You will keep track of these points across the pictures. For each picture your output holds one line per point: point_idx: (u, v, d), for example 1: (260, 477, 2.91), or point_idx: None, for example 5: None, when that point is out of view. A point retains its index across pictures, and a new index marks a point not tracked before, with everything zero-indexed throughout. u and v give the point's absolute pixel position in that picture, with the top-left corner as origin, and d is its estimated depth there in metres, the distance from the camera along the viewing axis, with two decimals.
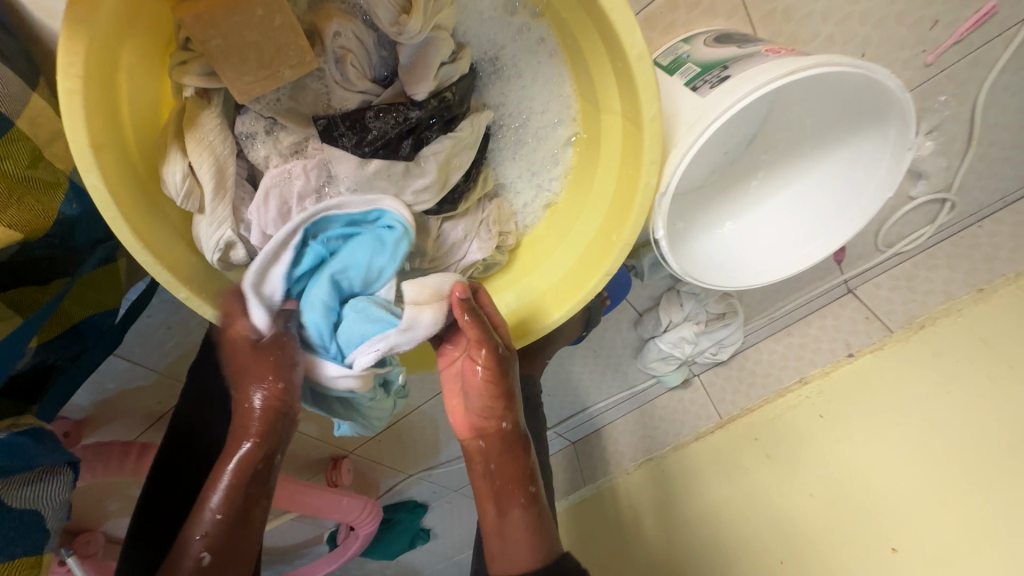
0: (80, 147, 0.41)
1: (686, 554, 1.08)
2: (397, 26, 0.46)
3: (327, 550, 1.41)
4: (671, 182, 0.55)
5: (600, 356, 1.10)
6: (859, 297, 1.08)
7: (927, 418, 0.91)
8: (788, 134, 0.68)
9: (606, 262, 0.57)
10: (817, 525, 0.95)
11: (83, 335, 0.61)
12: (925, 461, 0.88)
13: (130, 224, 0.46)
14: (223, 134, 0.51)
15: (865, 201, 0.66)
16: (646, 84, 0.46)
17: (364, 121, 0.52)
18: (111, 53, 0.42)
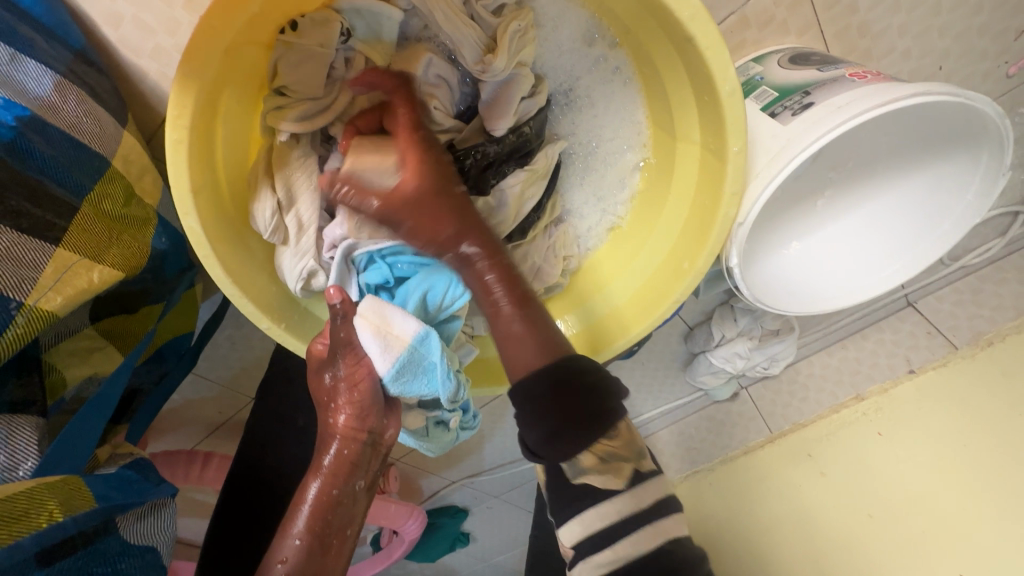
0: (182, 191, 0.43)
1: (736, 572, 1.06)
2: (481, 65, 0.47)
3: (371, 552, 1.44)
4: (750, 213, 0.54)
5: (648, 367, 1.09)
6: (920, 310, 1.04)
7: (1002, 440, 0.87)
8: (861, 154, 0.64)
9: (677, 290, 0.56)
10: (880, 551, 0.91)
11: (164, 358, 0.64)
12: (1001, 487, 0.84)
13: (221, 263, 0.48)
14: (309, 171, 0.52)
15: (950, 225, 0.66)
16: (734, 118, 0.45)
17: (444, 160, 0.51)
18: (214, 102, 0.42)
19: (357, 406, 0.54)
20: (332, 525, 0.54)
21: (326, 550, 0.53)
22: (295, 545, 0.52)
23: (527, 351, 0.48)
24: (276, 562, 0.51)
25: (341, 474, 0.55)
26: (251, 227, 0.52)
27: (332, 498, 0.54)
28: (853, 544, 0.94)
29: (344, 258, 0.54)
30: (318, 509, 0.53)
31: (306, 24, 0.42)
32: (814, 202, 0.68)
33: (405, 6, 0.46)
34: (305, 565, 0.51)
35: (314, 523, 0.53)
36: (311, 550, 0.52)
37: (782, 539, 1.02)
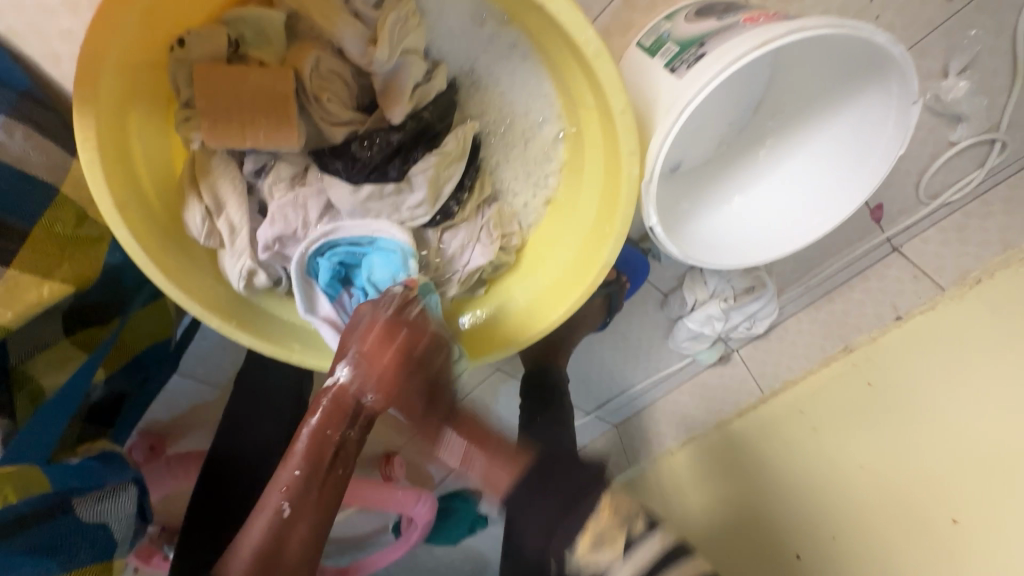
0: (108, 208, 0.47)
1: (742, 534, 1.03)
2: (366, 58, 0.50)
3: (393, 538, 1.49)
4: (655, 169, 0.55)
5: (631, 339, 1.09)
6: (906, 255, 0.99)
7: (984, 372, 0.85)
8: (790, 97, 0.66)
9: (603, 254, 0.57)
10: (885, 503, 0.87)
11: (145, 364, 0.70)
12: (986, 411, 0.82)
13: (160, 267, 0.52)
14: (233, 176, 0.56)
15: (878, 160, 0.63)
16: (608, 77, 0.46)
17: (352, 152, 0.55)
18: (119, 121, 0.46)
19: (370, 368, 0.53)
20: (324, 458, 0.53)
21: (320, 485, 0.53)
22: (294, 475, 0.52)
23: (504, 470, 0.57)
24: (279, 491, 0.53)
25: (337, 417, 0.54)
26: (188, 233, 0.56)
27: (325, 437, 0.53)
28: (855, 502, 0.91)
29: (299, 265, 0.59)
30: (315, 445, 0.53)
31: (193, 39, 0.46)
32: (755, 153, 0.70)
33: (287, 10, 0.50)
34: (302, 496, 0.53)
35: (310, 456, 0.53)
36: (309, 479, 0.53)
37: (783, 504, 1.00)
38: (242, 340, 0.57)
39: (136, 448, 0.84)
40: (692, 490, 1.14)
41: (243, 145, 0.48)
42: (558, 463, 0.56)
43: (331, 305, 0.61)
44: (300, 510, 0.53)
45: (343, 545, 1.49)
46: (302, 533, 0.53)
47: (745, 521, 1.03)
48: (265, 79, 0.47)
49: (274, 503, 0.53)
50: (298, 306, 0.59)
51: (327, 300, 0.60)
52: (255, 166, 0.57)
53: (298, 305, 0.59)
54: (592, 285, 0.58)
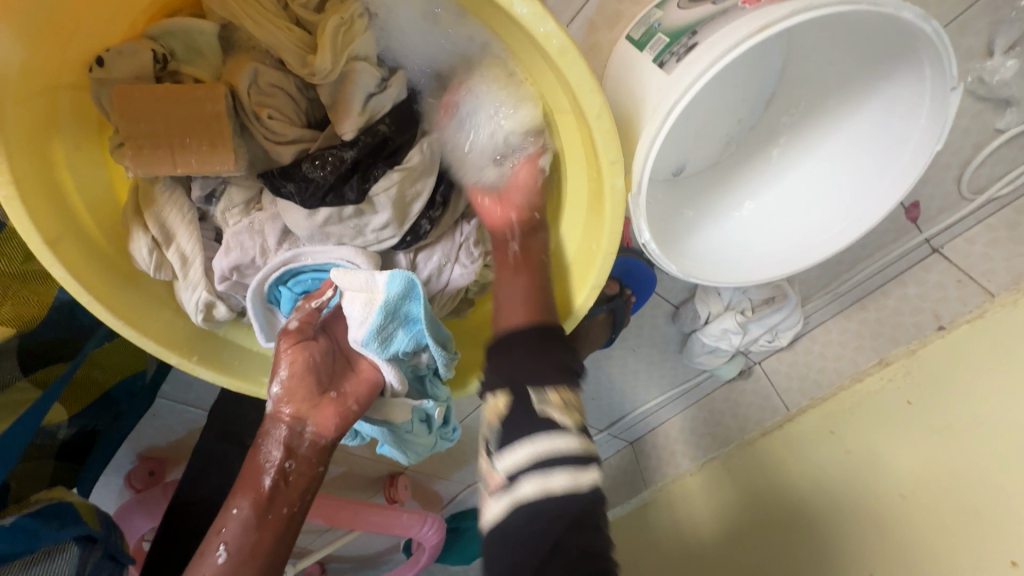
0: (37, 246, 0.42)
1: (753, 563, 0.97)
2: (308, 68, 0.46)
3: (404, 559, 1.44)
4: (643, 179, 0.48)
5: (641, 353, 1.01)
6: (947, 257, 0.90)
7: None
8: (807, 89, 0.58)
9: (591, 274, 0.51)
10: (918, 536, 0.78)
11: (116, 399, 0.66)
12: None
13: (108, 307, 0.47)
14: (180, 203, 0.52)
15: (909, 157, 0.54)
16: (578, 77, 0.40)
17: (304, 173, 0.49)
18: (38, 152, 0.42)
19: (287, 389, 0.52)
20: (263, 494, 0.52)
21: (259, 524, 0.51)
22: (233, 514, 0.51)
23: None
24: (218, 532, 0.51)
25: (274, 448, 0.52)
26: (137, 266, 0.52)
27: (263, 471, 0.52)
28: (897, 538, 0.79)
29: (257, 295, 0.54)
30: (252, 480, 0.52)
31: (114, 56, 0.41)
32: (766, 153, 0.62)
33: (222, 20, 0.46)
34: (241, 536, 0.50)
35: (249, 492, 0.52)
36: (247, 520, 0.51)
37: (807, 533, 0.90)
38: (207, 374, 0.53)
39: (134, 475, 0.79)
40: (704, 512, 1.09)
41: (174, 174, 0.43)
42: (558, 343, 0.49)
43: None
44: (240, 552, 0.50)
45: (354, 564, 1.44)
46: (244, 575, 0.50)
47: (765, 548, 0.95)
48: (194, 97, 0.43)
49: (214, 545, 0.51)
50: (260, 338, 0.55)
51: None
52: (203, 192, 0.52)
53: (261, 338, 0.55)
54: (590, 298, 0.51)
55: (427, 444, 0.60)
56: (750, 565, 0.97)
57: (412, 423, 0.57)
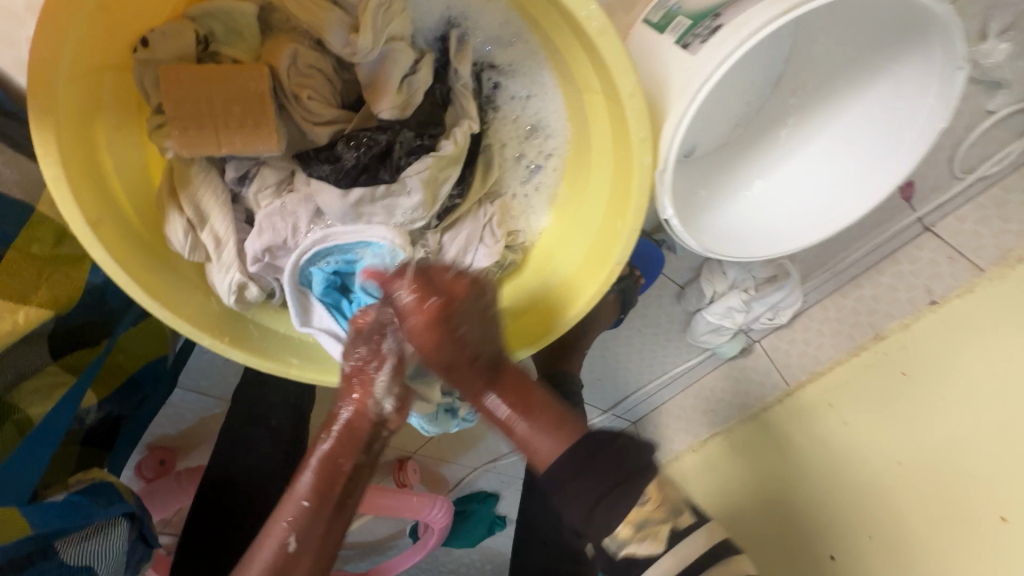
0: (79, 227, 0.43)
1: (754, 541, 1.00)
2: (349, 48, 0.47)
3: (411, 542, 1.46)
4: (669, 157, 0.50)
5: (647, 333, 1.04)
6: (940, 234, 0.92)
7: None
8: (816, 71, 0.60)
9: (615, 251, 0.53)
10: (918, 503, 0.83)
11: (141, 385, 0.66)
12: None
13: (144, 286, 0.48)
14: (215, 186, 0.53)
15: (913, 137, 0.58)
16: (615, 57, 0.42)
17: (337, 153, 0.52)
18: (82, 134, 0.43)
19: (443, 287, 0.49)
20: (334, 487, 0.51)
21: (328, 518, 0.51)
22: (301, 506, 0.50)
23: (546, 446, 0.49)
24: (280, 523, 0.50)
25: (350, 445, 0.52)
26: (172, 249, 0.52)
27: (337, 468, 0.52)
28: (893, 500, 0.85)
29: (291, 273, 0.55)
30: (324, 474, 0.51)
31: (158, 38, 0.43)
32: (775, 135, 0.65)
33: (261, 1, 0.47)
34: (310, 525, 0.50)
35: (322, 487, 0.51)
36: (317, 511, 0.51)
37: (805, 499, 0.95)
38: (241, 358, 0.53)
39: (145, 465, 0.78)
40: (702, 490, 1.11)
41: (219, 153, 0.45)
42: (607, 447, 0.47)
43: (324, 320, 0.57)
44: (309, 542, 0.50)
45: (361, 551, 1.43)
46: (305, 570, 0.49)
47: (771, 513, 0.99)
48: (235, 78, 0.43)
49: (278, 535, 0.50)
50: (291, 319, 0.56)
51: (321, 316, 0.57)
52: (237, 173, 0.53)
53: (291, 318, 0.56)
54: (588, 305, 0.55)
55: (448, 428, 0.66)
56: (758, 535, 0.99)
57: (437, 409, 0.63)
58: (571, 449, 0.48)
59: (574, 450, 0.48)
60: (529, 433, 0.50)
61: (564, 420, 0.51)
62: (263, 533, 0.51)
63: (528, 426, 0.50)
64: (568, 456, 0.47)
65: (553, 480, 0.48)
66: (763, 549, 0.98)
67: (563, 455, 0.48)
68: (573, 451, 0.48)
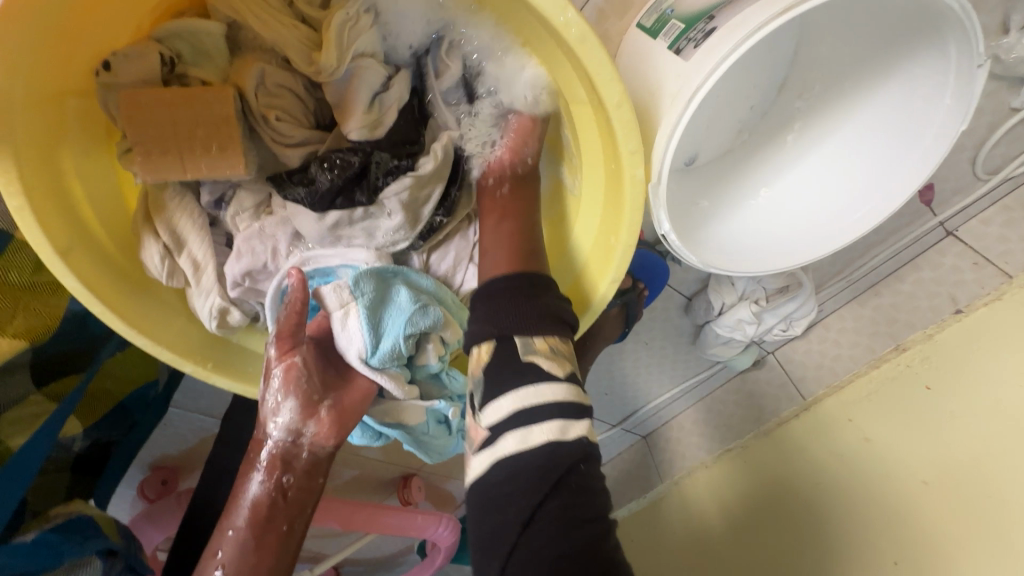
0: (47, 255, 0.41)
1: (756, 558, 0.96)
2: (313, 67, 0.47)
3: (419, 559, 1.43)
4: (662, 170, 0.47)
5: (655, 346, 1.00)
6: (964, 240, 0.89)
7: None
8: (823, 70, 0.57)
9: (610, 269, 0.50)
10: (947, 525, 0.75)
11: (130, 411, 0.65)
12: None
13: (120, 313, 0.46)
14: (191, 211, 0.51)
15: (932, 137, 0.53)
16: (598, 66, 0.39)
17: (311, 175, 0.49)
18: (46, 160, 0.41)
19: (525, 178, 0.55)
20: (263, 513, 0.52)
21: (259, 547, 0.52)
22: (230, 533, 0.52)
23: (499, 247, 0.52)
24: (216, 554, 0.52)
25: (277, 467, 0.53)
26: (149, 275, 0.50)
27: (265, 494, 0.53)
28: (908, 520, 0.79)
29: (273, 297, 0.52)
30: (255, 499, 0.53)
31: (120, 60, 0.42)
32: (781, 140, 0.61)
33: (226, 18, 0.47)
34: (239, 558, 0.51)
35: (256, 522, 0.52)
36: (246, 540, 0.52)
37: (820, 522, 0.90)
38: (224, 385, 0.51)
39: (147, 484, 0.76)
40: (714, 506, 1.07)
41: (184, 179, 0.43)
42: (540, 295, 0.48)
43: None
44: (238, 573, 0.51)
45: (369, 567, 1.41)
46: None
47: (778, 528, 0.95)
48: (201, 99, 0.43)
49: (212, 566, 0.52)
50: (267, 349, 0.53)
51: None
52: (213, 196, 0.52)
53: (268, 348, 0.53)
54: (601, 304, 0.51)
55: (448, 445, 0.59)
56: (766, 552, 0.95)
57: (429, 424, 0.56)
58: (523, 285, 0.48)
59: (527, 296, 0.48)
60: (506, 250, 0.53)
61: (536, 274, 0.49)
62: (203, 562, 0.53)
63: (506, 228, 0.53)
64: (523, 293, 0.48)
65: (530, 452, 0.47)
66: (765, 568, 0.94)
67: (516, 271, 0.49)
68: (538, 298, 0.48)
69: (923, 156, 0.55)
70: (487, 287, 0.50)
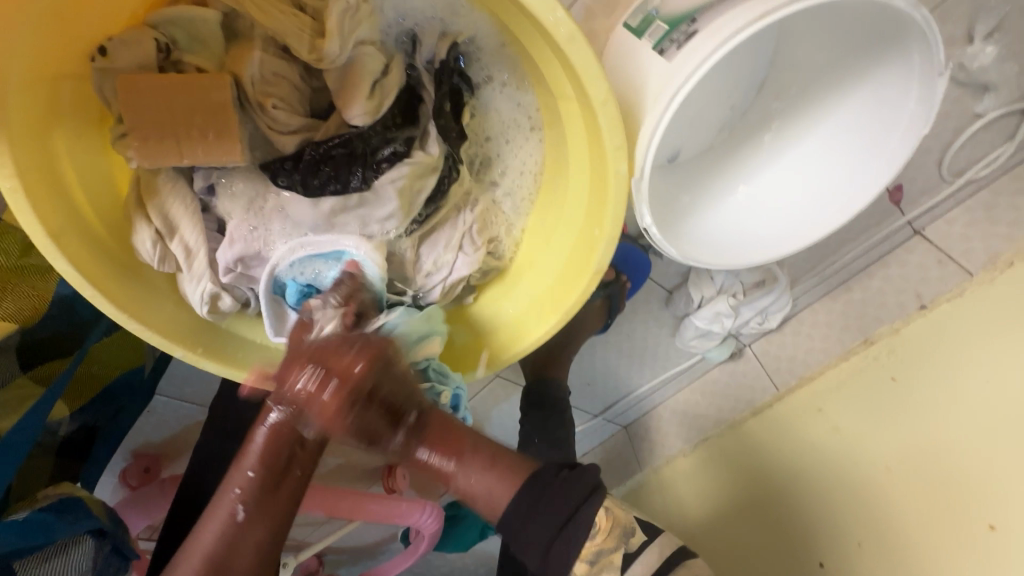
0: (39, 239, 0.41)
1: (738, 537, 1.00)
2: (315, 53, 0.47)
3: (402, 547, 1.43)
4: (645, 165, 0.49)
5: (636, 338, 1.03)
6: (930, 239, 0.93)
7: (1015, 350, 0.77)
8: (798, 75, 0.60)
9: (594, 260, 0.51)
10: (908, 504, 0.80)
11: (117, 395, 0.65)
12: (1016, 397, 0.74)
13: (110, 295, 0.46)
14: (184, 195, 0.52)
15: (898, 142, 0.57)
16: (585, 64, 0.41)
17: (307, 158, 0.51)
18: (39, 143, 0.42)
19: (378, 362, 0.50)
20: (280, 459, 0.51)
21: (276, 487, 0.52)
22: (248, 477, 0.51)
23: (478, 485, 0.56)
24: (231, 492, 0.51)
25: (294, 416, 0.50)
26: (141, 260, 0.51)
27: (285, 441, 0.51)
28: (878, 504, 0.83)
29: (266, 282, 0.54)
30: (271, 447, 0.51)
31: (116, 46, 0.43)
32: (759, 139, 0.64)
33: (224, 8, 0.48)
34: (256, 497, 0.51)
35: (268, 461, 0.51)
36: (263, 484, 0.51)
37: (791, 503, 0.94)
38: (214, 369, 0.52)
39: (129, 472, 0.75)
40: (695, 493, 1.10)
41: (181, 164, 0.44)
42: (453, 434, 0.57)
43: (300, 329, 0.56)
44: (255, 514, 0.51)
45: (351, 555, 1.41)
46: (253, 539, 0.51)
47: (756, 511, 0.99)
48: (196, 86, 0.43)
49: (228, 506, 0.51)
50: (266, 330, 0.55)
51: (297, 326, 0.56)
52: (205, 183, 0.52)
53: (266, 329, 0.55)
54: (535, 346, 0.56)
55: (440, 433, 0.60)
56: (748, 534, 0.98)
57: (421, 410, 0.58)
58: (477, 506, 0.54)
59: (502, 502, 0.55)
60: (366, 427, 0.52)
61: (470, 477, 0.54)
62: (218, 497, 0.52)
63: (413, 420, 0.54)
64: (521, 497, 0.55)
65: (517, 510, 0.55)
66: (746, 546, 0.98)
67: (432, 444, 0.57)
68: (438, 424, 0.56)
69: (891, 156, 0.58)
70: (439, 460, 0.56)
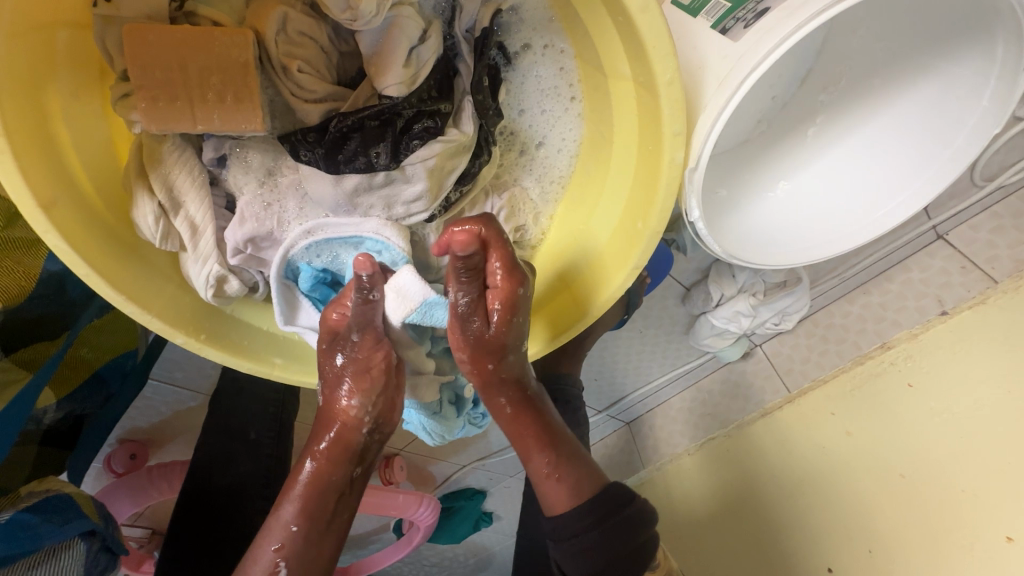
0: (29, 209, 0.36)
1: (745, 545, 0.98)
2: (350, 12, 0.42)
3: (394, 537, 1.39)
4: (702, 155, 0.45)
5: (649, 334, 1.00)
6: (953, 243, 0.91)
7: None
8: (850, 66, 0.55)
9: (635, 254, 0.47)
10: (922, 514, 0.77)
11: (107, 380, 0.59)
12: None
13: (107, 274, 0.41)
14: (190, 164, 0.47)
15: (962, 141, 0.56)
16: (657, 37, 0.37)
17: (332, 130, 0.46)
18: (31, 98, 0.37)
19: (486, 338, 0.52)
20: (323, 505, 0.51)
21: (320, 537, 0.50)
22: (290, 531, 0.49)
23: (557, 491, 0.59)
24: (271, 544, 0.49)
25: (340, 453, 0.52)
26: (140, 237, 0.46)
27: (331, 482, 0.51)
28: (884, 512, 0.81)
29: (278, 266, 0.50)
30: (314, 493, 0.51)
31: None
32: (803, 133, 0.60)
33: None
34: (301, 549, 0.49)
35: (307, 508, 0.50)
36: (309, 534, 0.50)
37: (801, 510, 0.91)
38: (219, 359, 0.47)
39: (115, 458, 0.68)
40: (700, 492, 1.07)
41: (194, 131, 0.40)
42: (622, 509, 0.59)
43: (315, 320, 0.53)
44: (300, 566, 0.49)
45: None
46: None
47: (757, 516, 0.97)
48: (214, 42, 0.38)
49: (268, 559, 0.49)
50: (276, 318, 0.51)
51: (313, 315, 0.53)
52: (215, 154, 0.47)
53: (276, 316, 0.51)
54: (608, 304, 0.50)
55: (457, 426, 0.61)
56: (751, 539, 0.97)
57: (441, 401, 0.59)
58: (584, 506, 0.58)
59: (591, 511, 0.58)
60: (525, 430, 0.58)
61: (580, 474, 0.59)
62: (255, 551, 0.50)
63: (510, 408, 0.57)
64: (584, 512, 0.58)
65: (568, 528, 0.58)
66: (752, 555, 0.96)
67: (573, 510, 0.58)
68: (590, 509, 0.58)
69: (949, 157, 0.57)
70: (560, 526, 0.59)
